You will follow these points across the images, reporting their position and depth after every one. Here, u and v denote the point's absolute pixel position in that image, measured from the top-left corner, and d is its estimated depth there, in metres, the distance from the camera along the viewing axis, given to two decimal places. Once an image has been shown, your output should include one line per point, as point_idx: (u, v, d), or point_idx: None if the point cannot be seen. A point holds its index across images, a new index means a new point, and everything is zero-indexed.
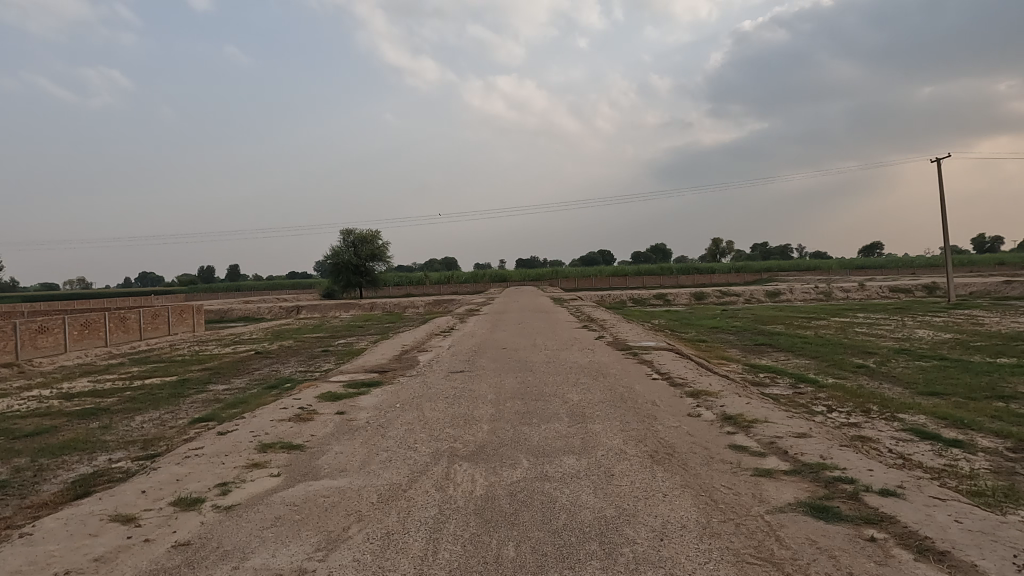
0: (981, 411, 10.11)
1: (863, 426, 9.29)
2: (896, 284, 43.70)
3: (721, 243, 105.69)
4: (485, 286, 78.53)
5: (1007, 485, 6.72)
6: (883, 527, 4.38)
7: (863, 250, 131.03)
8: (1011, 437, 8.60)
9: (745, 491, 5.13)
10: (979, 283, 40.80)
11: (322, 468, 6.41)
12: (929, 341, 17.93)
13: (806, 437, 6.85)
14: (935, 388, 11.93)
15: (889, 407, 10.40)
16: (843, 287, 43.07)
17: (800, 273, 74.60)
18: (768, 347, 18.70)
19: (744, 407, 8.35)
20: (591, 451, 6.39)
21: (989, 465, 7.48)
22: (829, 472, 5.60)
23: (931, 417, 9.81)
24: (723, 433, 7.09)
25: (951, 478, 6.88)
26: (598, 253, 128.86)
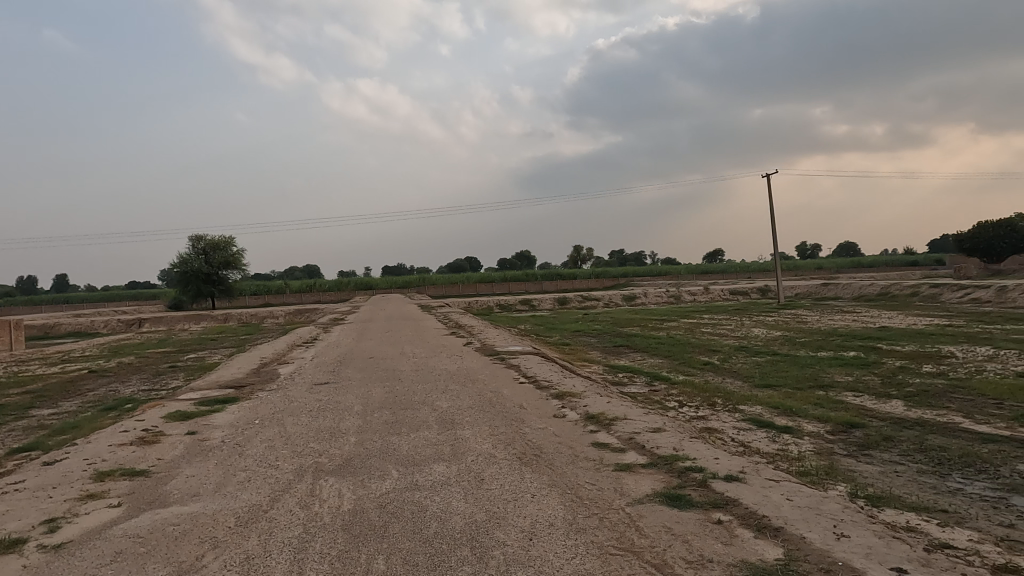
0: (806, 399, 11.37)
1: (710, 418, 10.11)
2: (735, 288, 47.90)
3: (583, 249, 110.41)
4: (350, 295, 76.36)
5: (827, 464, 7.63)
6: (728, 510, 4.78)
7: (708, 256, 143.10)
8: (830, 421, 9.76)
9: (607, 486, 5.39)
10: (803, 286, 45.86)
11: (170, 495, 5.89)
12: (764, 338, 19.87)
13: (661, 431, 7.33)
14: (768, 380, 13.26)
15: (731, 400, 11.41)
16: (690, 291, 46.64)
17: (653, 278, 79.66)
18: (626, 348, 19.83)
19: (604, 407, 8.76)
20: (460, 457, 6.41)
21: (813, 447, 8.45)
22: (681, 462, 6.04)
23: (767, 406, 10.88)
24: (586, 432, 7.40)
25: (783, 460, 7.71)
26: (465, 260, 129.71)
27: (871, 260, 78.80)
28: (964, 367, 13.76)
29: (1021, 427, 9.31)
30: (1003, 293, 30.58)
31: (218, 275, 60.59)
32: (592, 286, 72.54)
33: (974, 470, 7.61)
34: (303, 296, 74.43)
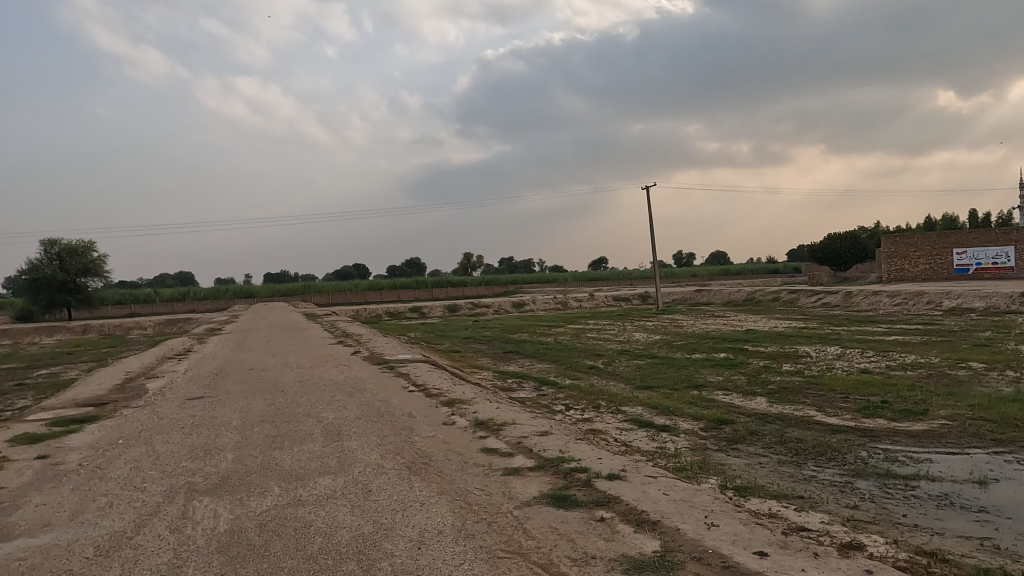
0: (682, 399, 12.09)
1: (595, 420, 10.50)
2: (618, 294, 50.01)
3: (473, 256, 110.97)
4: (228, 303, 72.18)
5: (700, 459, 8.16)
6: (610, 508, 4.99)
7: (593, 263, 148.37)
8: (703, 419, 10.43)
9: (496, 491, 5.46)
10: (679, 292, 48.70)
11: (16, 526, 5.31)
12: (644, 342, 20.89)
13: (548, 435, 7.52)
14: (648, 382, 13.95)
15: (614, 401, 11.91)
16: (576, 297, 48.15)
17: (541, 285, 81.49)
18: (515, 354, 20.14)
19: (494, 412, 8.86)
20: (346, 469, 6.25)
21: (688, 444, 9.00)
22: (567, 464, 6.23)
23: (647, 407, 11.46)
24: (476, 438, 7.45)
25: (661, 457, 8.15)
26: (353, 267, 126.42)
27: (739, 268, 84.97)
28: (817, 365, 15.18)
29: (864, 418, 10.42)
30: (849, 298, 34.07)
31: (75, 283, 55.24)
32: (482, 293, 73.06)
33: (825, 458, 8.42)
34: (175, 305, 69.43)
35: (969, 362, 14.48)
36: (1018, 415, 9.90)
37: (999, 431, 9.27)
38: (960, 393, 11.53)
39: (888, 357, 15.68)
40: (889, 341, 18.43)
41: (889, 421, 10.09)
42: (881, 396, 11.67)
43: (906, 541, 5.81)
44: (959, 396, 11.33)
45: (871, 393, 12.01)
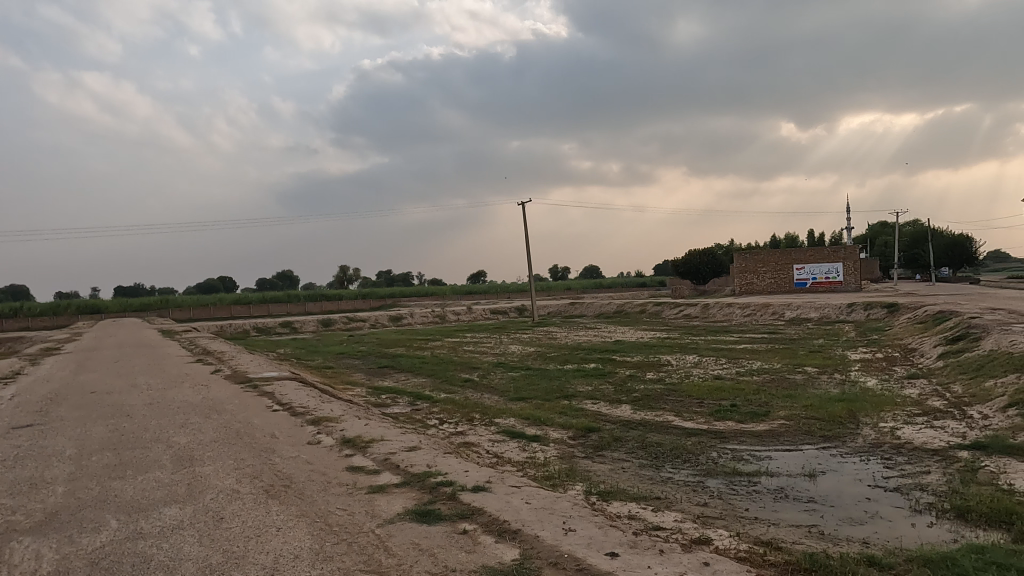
0: (553, 409, 12.44)
1: (467, 433, 10.54)
2: (496, 307, 50.66)
3: (349, 269, 108.02)
4: (70, 320, 65.20)
5: (567, 467, 8.44)
6: (473, 519, 5.05)
7: (472, 277, 149.38)
8: (572, 427, 10.79)
9: (359, 510, 5.34)
10: (554, 305, 50.21)
11: None
12: (519, 355, 21.29)
13: (416, 450, 7.47)
14: (521, 393, 14.22)
15: (488, 414, 12.02)
16: (454, 310, 48.20)
17: (420, 299, 80.83)
18: (390, 368, 19.80)
19: (362, 429, 8.65)
20: (197, 497, 5.86)
21: (557, 453, 9.28)
22: (433, 478, 6.22)
23: (519, 418, 11.67)
24: (341, 457, 7.25)
25: (530, 467, 8.35)
26: (218, 280, 118.81)
27: (611, 281, 89.01)
28: (677, 373, 16.22)
29: (715, 420, 11.27)
30: (707, 310, 36.72)
31: None
32: (359, 307, 71.24)
33: (681, 460, 8.99)
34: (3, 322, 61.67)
35: (805, 367, 16.10)
36: (842, 413, 11.12)
37: (827, 428, 10.38)
38: (797, 395, 12.78)
39: (738, 364, 17.06)
40: (739, 349, 20.07)
41: (737, 423, 10.99)
42: (731, 400, 12.68)
43: (747, 533, 6.33)
44: (796, 398, 12.57)
45: (723, 397, 13.01)
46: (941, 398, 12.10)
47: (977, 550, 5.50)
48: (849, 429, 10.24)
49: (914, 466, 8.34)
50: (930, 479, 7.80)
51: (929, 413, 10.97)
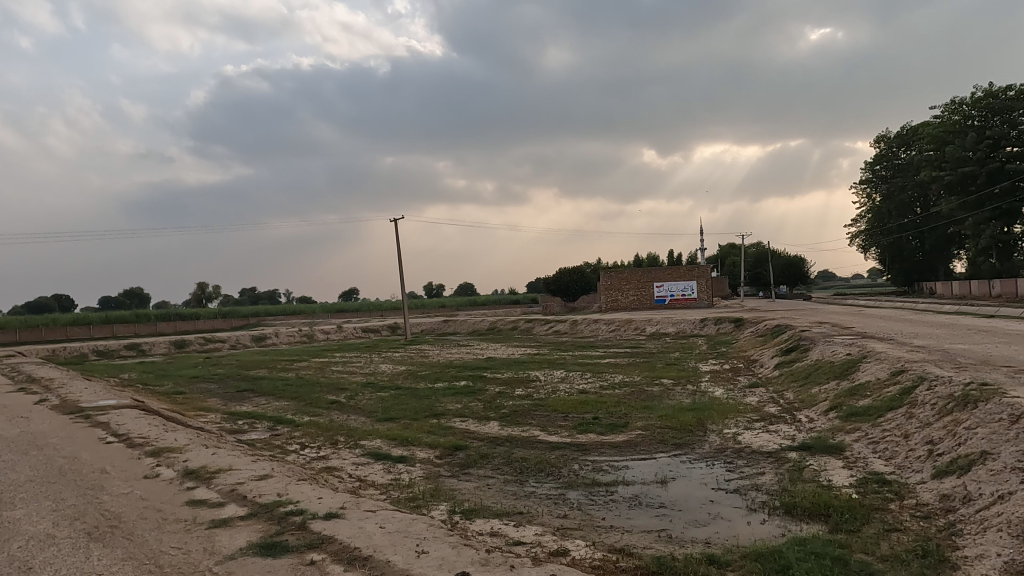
0: (421, 428, 12.28)
1: (329, 457, 10.14)
2: (368, 325, 49.42)
3: (209, 286, 101.00)
4: None
5: (432, 487, 8.36)
6: (322, 549, 4.85)
7: (344, 294, 145.03)
8: (439, 446, 10.70)
9: (196, 548, 4.95)
10: (427, 322, 49.84)
11: None
12: (389, 374, 20.82)
13: (267, 478, 7.07)
14: (389, 414, 13.92)
15: (352, 436, 11.64)
16: (323, 329, 46.40)
17: (287, 317, 77.17)
18: (249, 392, 18.64)
19: (209, 459, 8.06)
20: (2, 546, 5.15)
21: (422, 473, 9.16)
22: (283, 508, 5.91)
23: (385, 439, 11.40)
24: (182, 490, 6.70)
25: (393, 490, 8.18)
26: (52, 298, 106.59)
27: (485, 298, 89.91)
28: (544, 389, 16.60)
29: (579, 433, 11.64)
30: (575, 326, 38.09)
31: None
32: (220, 326, 66.75)
33: (544, 474, 9.19)
34: None
35: (662, 379, 17.08)
36: (692, 421, 11.92)
37: (679, 436, 11.06)
38: (654, 406, 13.52)
39: (602, 378, 17.76)
40: (603, 363, 20.94)
41: (598, 435, 11.42)
42: (594, 413, 13.16)
43: (602, 541, 6.57)
44: (652, 408, 13.31)
45: (586, 411, 13.47)
46: (776, 404, 13.33)
47: (799, 542, 6.07)
48: (697, 436, 10.99)
49: (752, 467, 9.09)
50: (764, 479, 8.52)
51: (765, 418, 12.03)
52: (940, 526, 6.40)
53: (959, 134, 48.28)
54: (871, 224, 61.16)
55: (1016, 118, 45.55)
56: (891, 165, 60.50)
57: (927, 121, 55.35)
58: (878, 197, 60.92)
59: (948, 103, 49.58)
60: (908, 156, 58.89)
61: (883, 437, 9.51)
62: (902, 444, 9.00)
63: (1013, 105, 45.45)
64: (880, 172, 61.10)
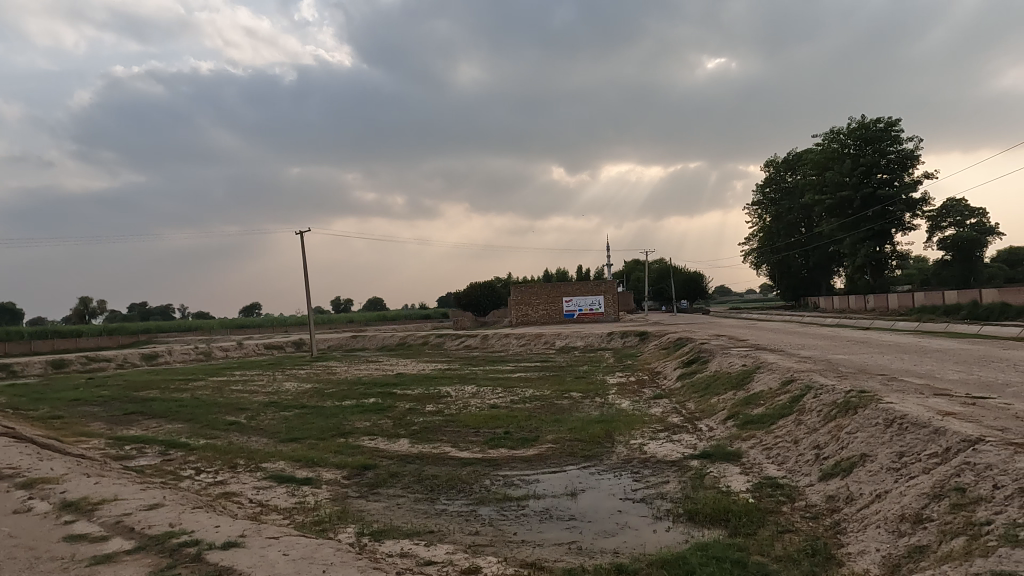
0: (327, 448, 11.86)
1: (228, 482, 9.59)
2: (270, 342, 47.38)
3: (92, 301, 93.56)
4: None
5: (340, 509, 8.08)
6: None
7: (245, 310, 138.65)
8: (346, 466, 10.36)
9: None
10: (334, 338, 48.41)
11: None
12: (293, 393, 19.97)
13: (158, 508, 6.59)
14: (293, 434, 13.36)
15: (254, 459, 11.06)
16: (221, 346, 44.02)
17: (182, 334, 72.74)
18: (138, 415, 17.34)
19: (90, 489, 7.42)
20: None
21: (328, 494, 8.83)
22: (175, 538, 5.52)
23: (289, 460, 10.92)
24: (58, 525, 6.13)
25: (298, 514, 7.85)
26: None
27: (395, 313, 88.52)
28: (455, 404, 16.46)
29: (490, 448, 11.63)
30: (486, 341, 38.17)
31: None
32: (105, 344, 61.94)
33: (455, 490, 9.10)
34: None
35: (571, 393, 17.37)
36: (600, 433, 12.19)
37: (588, 448, 11.28)
38: (563, 419, 13.72)
39: (513, 393, 17.84)
40: (514, 377, 21.04)
41: (509, 450, 11.45)
42: (505, 427, 13.19)
43: (513, 556, 6.56)
44: (562, 422, 13.49)
45: (497, 425, 13.47)
46: (678, 415, 13.88)
47: (702, 547, 6.31)
48: (605, 448, 11.25)
49: (657, 476, 9.39)
50: (668, 488, 8.82)
51: (669, 428, 12.48)
52: (827, 525, 6.85)
53: (837, 161, 52.59)
54: (763, 243, 65.29)
55: (885, 148, 50.20)
56: (779, 188, 64.97)
57: (810, 148, 59.92)
58: (768, 218, 65.18)
59: (827, 133, 53.95)
60: (793, 179, 63.49)
61: (775, 443, 10.10)
62: (792, 449, 9.59)
63: (882, 135, 50.09)
64: (769, 194, 65.44)
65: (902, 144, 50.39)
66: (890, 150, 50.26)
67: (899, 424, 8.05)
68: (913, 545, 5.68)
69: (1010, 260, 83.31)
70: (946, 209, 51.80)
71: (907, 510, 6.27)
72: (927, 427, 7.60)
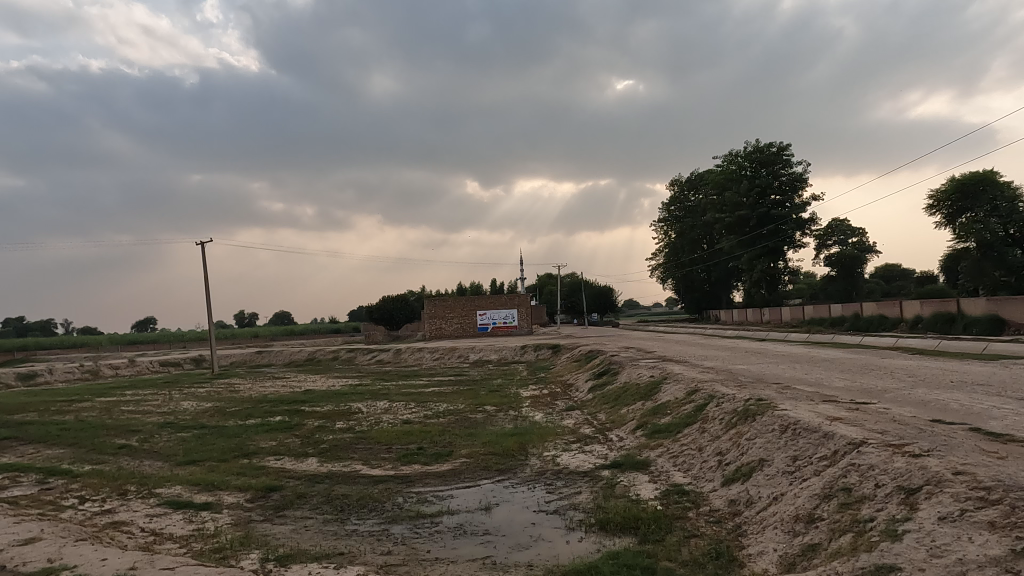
0: (229, 470, 11.25)
1: (116, 511, 8.89)
2: (166, 359, 44.55)
3: None
4: None
5: (242, 534, 7.67)
6: None
7: (138, 325, 129.89)
8: (250, 489, 9.86)
9: None
10: (237, 354, 46.14)
11: None
12: (191, 412, 18.81)
13: (35, 543, 6.03)
14: (191, 456, 12.57)
15: (146, 484, 10.33)
16: (110, 364, 40.92)
17: (66, 351, 67.16)
18: (12, 441, 15.80)
19: None
20: None
21: (230, 520, 8.37)
22: None
23: (187, 485, 10.26)
24: None
25: (195, 541, 7.39)
26: None
27: (304, 327, 85.60)
28: (367, 421, 16.04)
29: (402, 465, 11.42)
30: (399, 355, 37.58)
31: None
32: None
33: (367, 510, 8.86)
34: None
35: (485, 406, 17.33)
36: (514, 446, 12.23)
37: (502, 461, 11.29)
38: (477, 433, 13.67)
39: (426, 408, 17.58)
40: (428, 392, 20.77)
41: (423, 466, 11.28)
42: (418, 443, 12.98)
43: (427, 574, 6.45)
44: (476, 436, 13.44)
45: (410, 442, 13.24)
46: (590, 426, 14.16)
47: (614, 556, 6.44)
48: (519, 460, 11.30)
49: (570, 488, 9.51)
50: (580, 498, 8.95)
51: (581, 440, 12.70)
52: (729, 529, 7.17)
53: (735, 181, 55.75)
54: (668, 259, 68.04)
55: (778, 171, 53.73)
56: (683, 206, 68.09)
57: (711, 169, 63.24)
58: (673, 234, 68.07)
59: (727, 155, 57.15)
60: (696, 198, 66.75)
61: (681, 451, 10.49)
62: (697, 456, 9.99)
63: (775, 159, 53.65)
64: (674, 212, 68.42)
65: (792, 168, 54.14)
66: (783, 172, 53.86)
67: (793, 430, 8.57)
68: (806, 544, 6.03)
69: (886, 276, 90.98)
70: (831, 229, 56.02)
71: (801, 511, 6.66)
72: (817, 432, 8.14)
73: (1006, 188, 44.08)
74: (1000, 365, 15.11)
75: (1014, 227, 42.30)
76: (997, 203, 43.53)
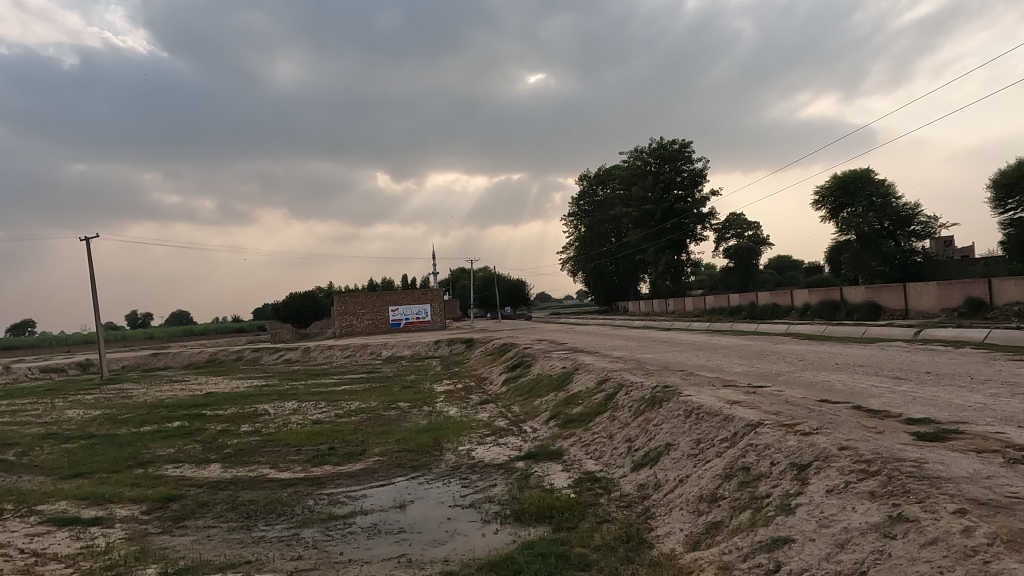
0: (122, 481, 10.52)
1: None
2: (47, 364, 41.02)
3: None
4: None
5: (137, 548, 7.22)
6: None
7: (14, 329, 119.26)
8: (146, 500, 9.25)
9: None
10: (129, 357, 43.23)
11: None
12: (78, 421, 17.46)
13: None
14: (79, 468, 11.66)
15: (27, 501, 9.49)
16: None
17: None
18: None
19: None
20: None
21: (123, 534, 7.82)
22: None
23: (73, 500, 9.49)
24: None
25: (86, 559, 6.89)
26: None
27: (205, 326, 81.45)
28: (274, 423, 15.43)
29: (313, 466, 11.08)
30: (308, 353, 36.52)
31: None
32: None
33: (275, 514, 8.52)
34: None
35: (398, 403, 17.09)
36: (429, 442, 12.15)
37: (416, 458, 11.17)
38: (391, 430, 13.48)
39: (337, 407, 17.15)
40: (339, 391, 20.28)
41: (335, 466, 10.97)
42: (329, 444, 12.60)
43: None
44: (389, 433, 13.22)
45: (321, 442, 12.85)
46: (505, 418, 14.30)
47: (529, 546, 6.51)
48: (434, 456, 11.22)
49: (485, 481, 9.54)
50: (496, 490, 9.01)
51: (496, 432, 12.75)
52: (639, 512, 7.41)
53: (641, 177, 57.71)
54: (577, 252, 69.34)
55: (679, 166, 56.13)
56: (591, 201, 69.66)
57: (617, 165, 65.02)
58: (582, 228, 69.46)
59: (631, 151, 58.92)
60: (604, 194, 68.52)
61: (593, 439, 10.76)
62: (608, 443, 10.28)
63: (677, 155, 55.93)
64: (583, 207, 69.87)
65: (692, 164, 56.61)
66: (683, 168, 56.13)
67: (696, 414, 8.98)
68: (710, 522, 6.34)
69: (777, 267, 97.24)
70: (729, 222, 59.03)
71: (704, 491, 6.99)
72: (719, 416, 8.55)
73: (881, 184, 47.80)
74: (877, 348, 16.50)
75: (888, 220, 46.25)
76: (873, 199, 46.95)
